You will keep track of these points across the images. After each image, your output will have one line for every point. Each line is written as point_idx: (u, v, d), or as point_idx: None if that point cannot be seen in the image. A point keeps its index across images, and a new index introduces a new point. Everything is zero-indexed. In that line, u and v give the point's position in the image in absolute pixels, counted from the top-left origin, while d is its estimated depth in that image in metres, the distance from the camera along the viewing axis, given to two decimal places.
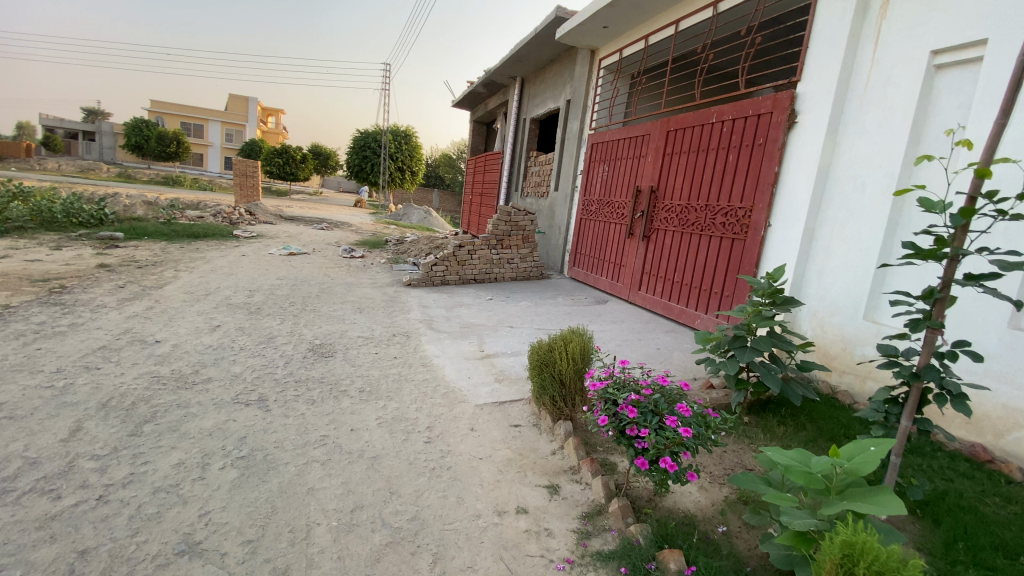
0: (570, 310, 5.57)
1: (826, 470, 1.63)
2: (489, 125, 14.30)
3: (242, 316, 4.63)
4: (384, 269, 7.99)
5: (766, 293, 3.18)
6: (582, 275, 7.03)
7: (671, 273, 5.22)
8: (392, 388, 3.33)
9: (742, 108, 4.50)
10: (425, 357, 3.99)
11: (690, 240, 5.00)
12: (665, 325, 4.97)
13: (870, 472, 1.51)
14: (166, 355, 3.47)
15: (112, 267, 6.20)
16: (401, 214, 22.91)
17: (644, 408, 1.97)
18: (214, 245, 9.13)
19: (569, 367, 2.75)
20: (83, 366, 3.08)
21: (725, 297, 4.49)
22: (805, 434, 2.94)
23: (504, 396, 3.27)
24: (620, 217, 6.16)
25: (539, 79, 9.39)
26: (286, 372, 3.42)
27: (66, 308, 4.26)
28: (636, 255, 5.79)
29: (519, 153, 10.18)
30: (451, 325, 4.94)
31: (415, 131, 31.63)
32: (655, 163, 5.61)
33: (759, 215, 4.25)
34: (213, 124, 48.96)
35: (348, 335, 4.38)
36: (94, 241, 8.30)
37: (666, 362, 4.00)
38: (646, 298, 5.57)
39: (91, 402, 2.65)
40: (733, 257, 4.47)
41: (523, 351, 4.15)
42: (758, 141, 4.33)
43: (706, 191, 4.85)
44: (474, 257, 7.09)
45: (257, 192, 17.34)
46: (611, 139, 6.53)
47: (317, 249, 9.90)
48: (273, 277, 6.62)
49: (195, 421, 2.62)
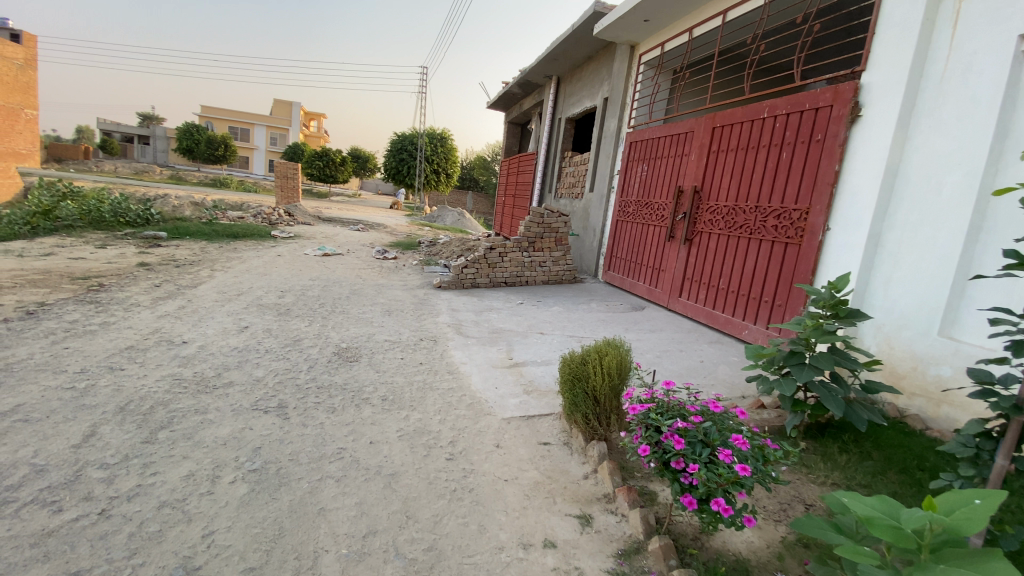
0: (604, 316, 5.31)
1: (919, 527, 1.33)
2: (524, 126, 14.11)
3: (271, 317, 4.59)
4: (415, 270, 7.92)
5: (828, 304, 2.86)
6: (617, 280, 6.73)
7: (716, 279, 4.89)
8: (416, 397, 3.17)
9: (797, 101, 4.15)
10: (452, 363, 3.82)
11: (737, 244, 4.67)
12: (708, 336, 4.65)
13: (976, 533, 1.19)
14: (191, 356, 3.43)
15: (152, 266, 6.35)
16: (436, 215, 22.97)
17: (693, 438, 1.73)
18: (252, 245, 9.29)
19: (604, 384, 2.51)
20: (107, 367, 3.07)
21: (777, 307, 4.16)
22: (871, 465, 2.61)
23: (534, 410, 3.05)
24: (660, 219, 5.86)
25: (575, 78, 9.15)
26: (309, 377, 3.31)
27: (100, 307, 4.32)
28: (676, 260, 5.48)
29: (553, 154, 9.95)
30: (480, 330, 4.76)
31: (450, 134, 31.80)
32: (699, 162, 5.29)
33: (816, 217, 3.89)
34: (258, 129, 50.79)
35: (375, 339, 4.26)
36: (138, 241, 8.57)
37: (710, 376, 3.70)
38: (688, 305, 5.25)
39: (110, 406, 2.61)
40: (786, 263, 4.13)
41: (554, 360, 3.93)
42: (815, 137, 3.97)
43: (756, 191, 4.51)
44: (505, 259, 6.91)
45: (296, 194, 17.75)
46: (651, 137, 6.22)
47: (351, 249, 9.95)
48: (305, 278, 6.62)
49: (211, 428, 2.52)
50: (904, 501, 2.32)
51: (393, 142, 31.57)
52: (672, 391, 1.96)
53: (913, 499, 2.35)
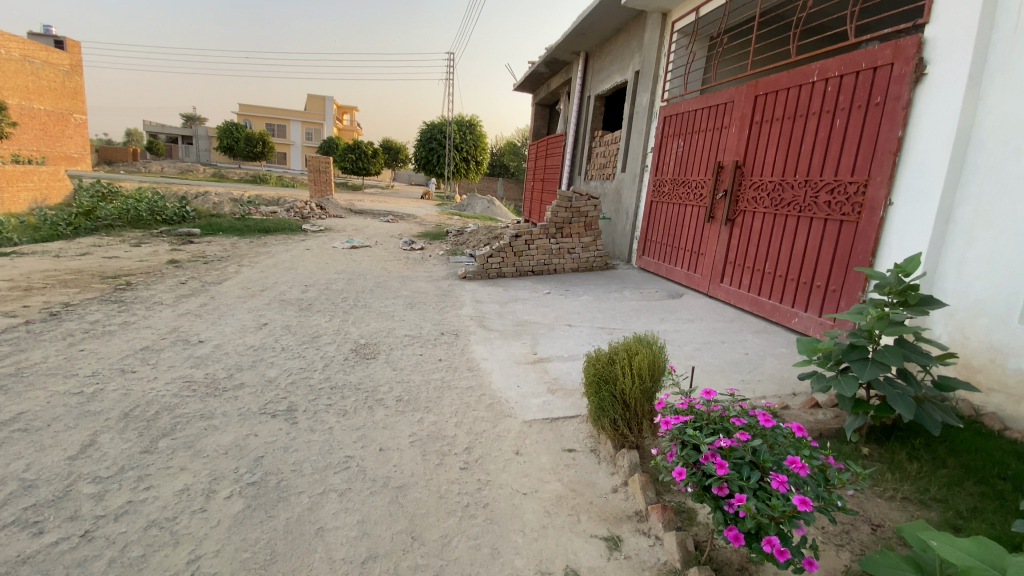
0: (637, 305, 4.99)
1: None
2: (552, 107, 13.69)
3: (291, 314, 4.48)
4: (441, 261, 7.74)
5: (894, 291, 2.48)
6: (653, 265, 6.35)
7: (761, 263, 4.48)
8: (432, 398, 2.96)
9: (851, 61, 3.68)
10: (473, 360, 3.60)
11: (784, 224, 4.24)
12: (753, 325, 4.26)
13: None
14: (205, 356, 3.34)
15: (181, 263, 6.41)
16: (465, 204, 22.83)
17: (739, 459, 1.45)
18: (281, 239, 9.35)
19: (634, 387, 2.22)
20: (119, 371, 3.03)
21: (831, 292, 3.75)
22: (946, 473, 2.23)
23: (560, 411, 2.80)
24: (698, 198, 5.45)
25: (604, 52, 8.69)
26: (323, 377, 3.14)
27: (123, 306, 4.34)
28: (717, 242, 5.08)
29: (583, 135, 9.53)
30: (504, 322, 4.52)
31: (479, 120, 31.47)
32: (739, 135, 4.86)
33: (876, 190, 3.44)
34: (293, 124, 51.86)
35: (394, 334, 4.09)
36: (173, 238, 8.75)
37: (756, 372, 3.35)
38: (730, 291, 4.86)
39: (114, 413, 2.55)
40: (841, 244, 3.69)
41: (581, 354, 3.66)
42: (874, 99, 3.50)
43: (804, 165, 4.07)
44: (532, 247, 6.64)
45: (329, 187, 17.91)
46: (686, 111, 5.79)
47: (379, 241, 9.89)
48: (330, 271, 6.55)
49: (213, 436, 2.40)
50: (987, 518, 1.95)
51: (423, 131, 31.55)
52: (714, 401, 1.68)
53: (997, 515, 1.97)
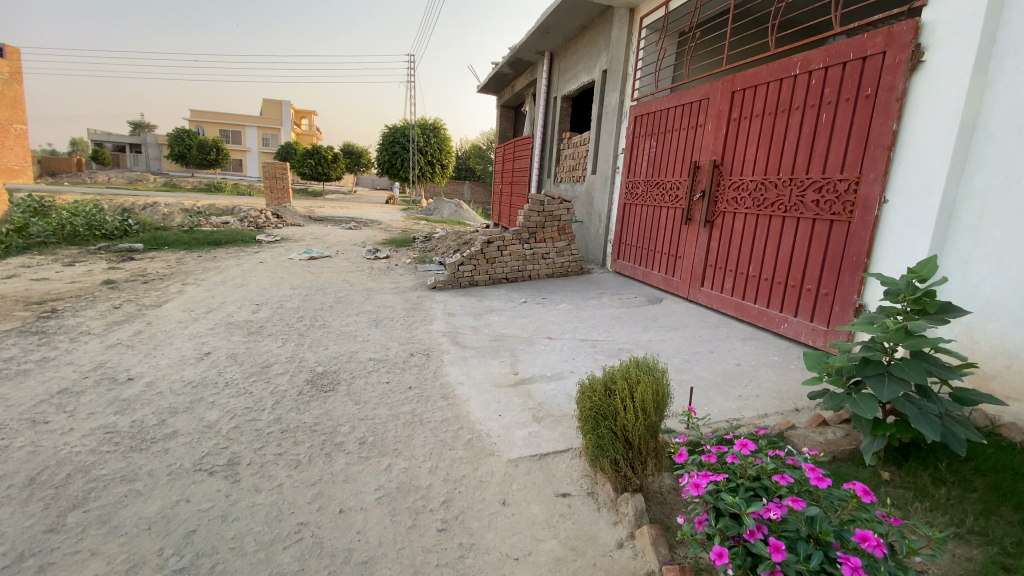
0: (619, 312, 4.72)
1: None
2: (517, 109, 13.44)
3: (239, 340, 4.00)
4: (408, 270, 7.32)
5: (909, 298, 2.26)
6: (629, 269, 6.12)
7: (745, 266, 4.28)
8: (401, 438, 2.58)
9: (836, 52, 3.53)
10: (447, 386, 3.23)
11: (769, 224, 4.05)
12: (740, 331, 4.05)
13: None
14: (133, 398, 2.83)
15: (118, 283, 5.78)
16: (431, 209, 22.34)
17: (792, 532, 1.18)
18: (233, 252, 8.71)
19: (638, 423, 1.91)
20: (29, 422, 2.47)
21: (824, 296, 3.56)
22: (978, 499, 2.05)
23: (547, 445, 2.47)
24: (673, 199, 5.23)
25: (569, 51, 8.47)
26: (273, 419, 2.71)
27: (42, 337, 3.76)
28: (696, 245, 4.87)
29: (550, 137, 9.28)
30: (479, 338, 4.17)
31: (442, 123, 30.97)
32: (716, 132, 4.67)
33: (869, 187, 3.27)
34: (249, 130, 50.07)
35: (358, 359, 3.69)
36: (112, 256, 8.00)
37: (752, 385, 3.10)
38: (711, 295, 4.64)
39: (15, 479, 2.02)
40: (833, 244, 3.51)
41: (565, 372, 3.35)
42: (863, 91, 3.34)
43: (788, 162, 3.90)
44: (505, 253, 6.30)
45: (286, 194, 17.17)
46: (659, 109, 5.59)
47: (341, 251, 9.35)
48: (287, 287, 6.04)
49: (136, 505, 1.95)
50: None
51: (384, 135, 30.85)
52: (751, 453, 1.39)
53: None
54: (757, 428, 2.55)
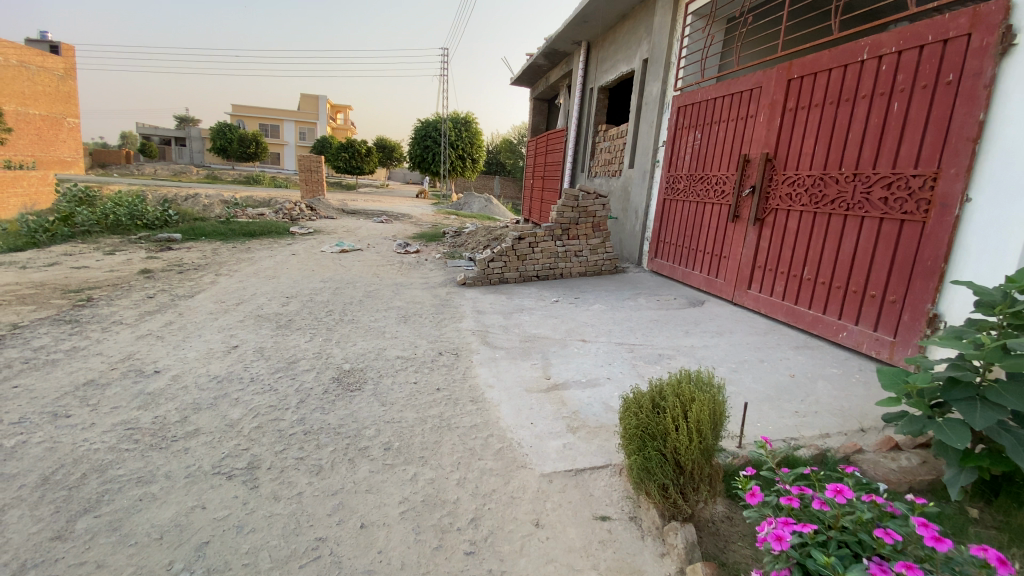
0: (657, 314, 4.47)
1: None
2: (551, 102, 13.19)
3: (267, 333, 3.94)
4: (438, 265, 7.20)
5: (1007, 312, 1.94)
6: (667, 268, 5.84)
7: (799, 269, 3.97)
8: (428, 444, 2.43)
9: (912, 35, 3.19)
10: (476, 388, 3.06)
11: (827, 223, 3.74)
12: (792, 338, 3.75)
13: None
14: (158, 393, 2.78)
15: (154, 273, 5.84)
16: (462, 203, 22.25)
17: None
18: (267, 244, 8.79)
19: (691, 446, 1.70)
20: (51, 416, 2.42)
21: (891, 303, 3.23)
22: None
23: (584, 460, 2.28)
24: (719, 195, 4.93)
25: (608, 41, 8.17)
26: (296, 419, 2.60)
27: (76, 326, 3.78)
28: (743, 244, 4.56)
29: (585, 130, 9.00)
30: (510, 338, 4.00)
31: (475, 118, 30.88)
32: (769, 124, 4.35)
33: (948, 184, 2.93)
34: (286, 125, 51.25)
35: (385, 356, 3.57)
36: (151, 245, 8.18)
37: (809, 400, 2.83)
38: (759, 298, 4.34)
39: (29, 478, 1.96)
40: (903, 247, 3.18)
41: (602, 378, 3.14)
42: (944, 77, 3.00)
43: (852, 156, 3.57)
44: (537, 250, 6.10)
45: (321, 186, 17.43)
46: (704, 100, 5.27)
47: (373, 244, 9.34)
48: (317, 280, 6.01)
49: (149, 511, 1.86)
50: None
51: (417, 130, 31.01)
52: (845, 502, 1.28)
53: None
54: (820, 451, 2.30)
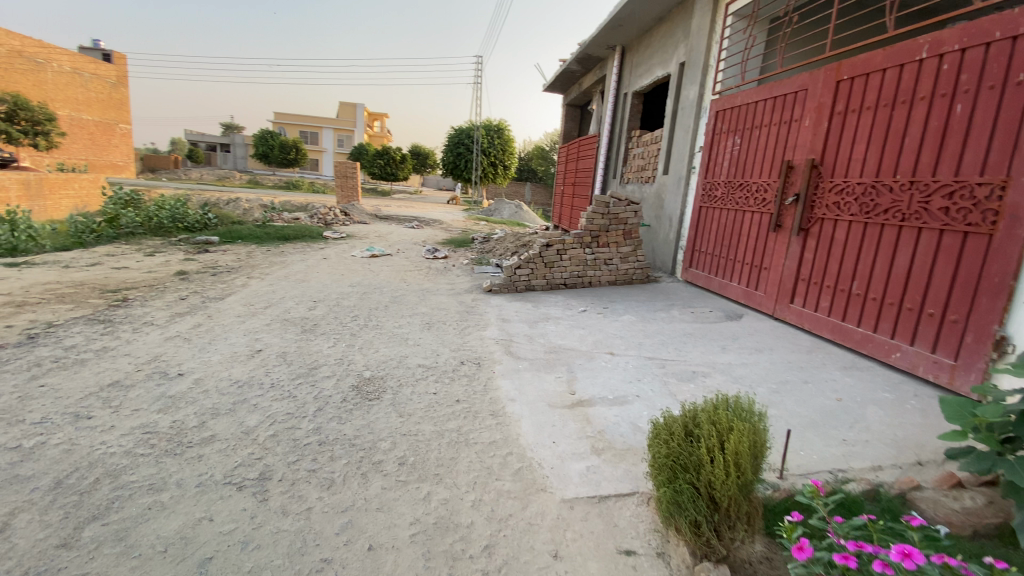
0: (691, 328, 4.26)
1: None
2: (584, 108, 13.05)
3: (291, 338, 3.93)
4: (465, 271, 7.14)
5: None
6: (702, 279, 5.60)
7: (847, 283, 3.70)
8: (444, 461, 2.33)
9: (978, 31, 2.93)
10: (497, 402, 2.94)
11: (879, 235, 3.47)
12: (838, 358, 3.48)
13: None
14: (178, 396, 2.77)
15: (189, 275, 5.98)
16: (492, 209, 22.24)
17: None
18: (299, 248, 8.94)
19: (728, 480, 1.54)
20: (72, 417, 2.43)
21: (952, 323, 2.95)
22: None
23: (608, 485, 2.12)
24: (760, 203, 4.69)
25: (643, 45, 7.99)
26: (312, 429, 2.54)
27: (109, 326, 3.85)
28: (786, 255, 4.31)
29: (618, 135, 8.82)
30: (535, 349, 3.87)
31: (507, 125, 30.97)
32: (815, 128, 4.10)
33: (1019, 194, 2.67)
34: (325, 132, 52.71)
35: (406, 365, 3.49)
36: (189, 247, 8.43)
37: (859, 427, 2.58)
38: (802, 313, 4.07)
39: (43, 481, 1.95)
40: (966, 261, 2.91)
41: (630, 395, 2.97)
42: (1015, 77, 2.75)
43: (908, 163, 3.31)
44: (566, 257, 5.96)
45: (354, 192, 17.75)
46: (744, 103, 5.05)
47: (402, 249, 9.37)
48: (345, 284, 6.03)
49: (156, 521, 1.81)
50: None
51: (450, 136, 31.33)
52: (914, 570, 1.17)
53: None
54: (872, 486, 2.08)
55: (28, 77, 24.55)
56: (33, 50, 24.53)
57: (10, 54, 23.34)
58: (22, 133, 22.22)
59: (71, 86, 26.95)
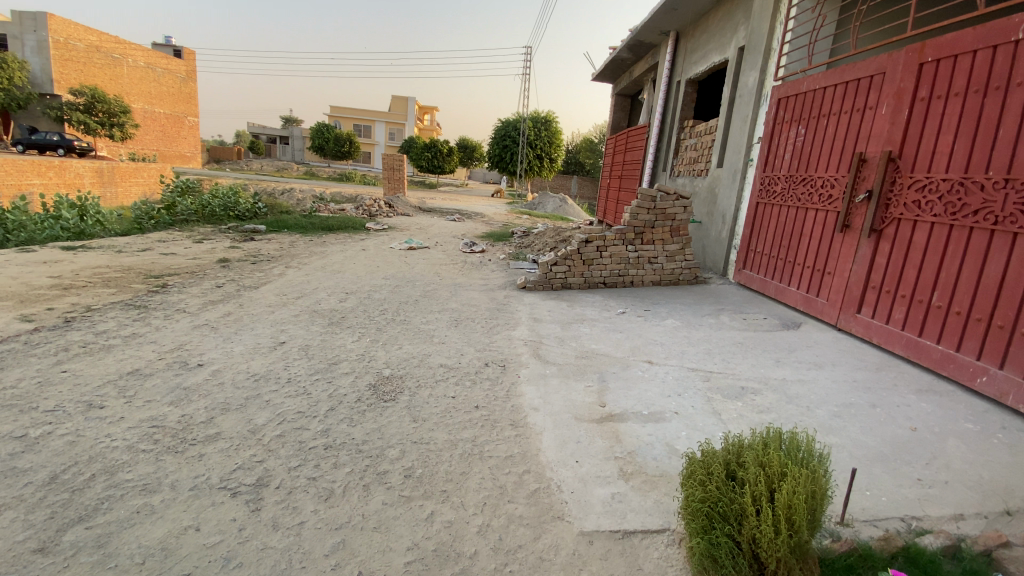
0: (740, 336, 3.87)
1: None
2: (635, 98, 12.53)
3: (316, 330, 3.84)
4: (501, 266, 6.95)
5: None
6: (757, 282, 5.14)
7: (925, 293, 3.23)
8: (453, 476, 2.12)
9: None
10: (519, 411, 2.71)
11: (966, 239, 2.99)
12: (913, 379, 3.03)
13: None
14: (193, 388, 2.71)
15: (230, 263, 6.08)
16: (536, 203, 21.94)
17: None
18: (341, 238, 9.03)
19: (776, 540, 1.26)
20: (85, 406, 2.41)
21: None
22: None
23: (634, 519, 1.86)
24: (826, 201, 4.21)
25: (700, 29, 7.47)
26: (320, 431, 2.40)
27: (143, 312, 3.90)
28: (854, 259, 3.84)
29: (669, 126, 8.32)
30: (565, 353, 3.61)
31: (555, 117, 30.53)
32: (893, 116, 3.61)
33: None
34: (377, 125, 53.92)
35: (428, 364, 3.32)
36: (236, 235, 8.67)
37: (941, 464, 2.18)
38: (871, 325, 3.61)
39: (39, 476, 1.90)
40: None
41: (666, 411, 2.67)
42: None
43: (1005, 157, 2.82)
44: (605, 255, 5.64)
45: (401, 184, 17.93)
46: (810, 90, 4.55)
47: (441, 241, 9.29)
48: (379, 276, 5.97)
49: (141, 528, 1.71)
50: None
51: (497, 129, 31.24)
52: None
53: None
54: (952, 540, 1.67)
55: (106, 71, 26.31)
56: (110, 46, 26.18)
57: (89, 50, 25.10)
58: (100, 124, 24.47)
59: (144, 80, 28.66)
